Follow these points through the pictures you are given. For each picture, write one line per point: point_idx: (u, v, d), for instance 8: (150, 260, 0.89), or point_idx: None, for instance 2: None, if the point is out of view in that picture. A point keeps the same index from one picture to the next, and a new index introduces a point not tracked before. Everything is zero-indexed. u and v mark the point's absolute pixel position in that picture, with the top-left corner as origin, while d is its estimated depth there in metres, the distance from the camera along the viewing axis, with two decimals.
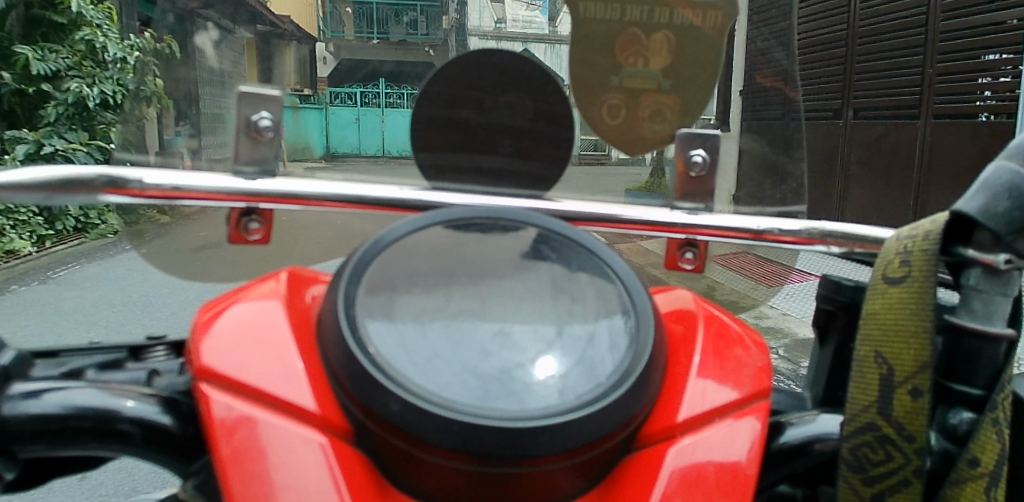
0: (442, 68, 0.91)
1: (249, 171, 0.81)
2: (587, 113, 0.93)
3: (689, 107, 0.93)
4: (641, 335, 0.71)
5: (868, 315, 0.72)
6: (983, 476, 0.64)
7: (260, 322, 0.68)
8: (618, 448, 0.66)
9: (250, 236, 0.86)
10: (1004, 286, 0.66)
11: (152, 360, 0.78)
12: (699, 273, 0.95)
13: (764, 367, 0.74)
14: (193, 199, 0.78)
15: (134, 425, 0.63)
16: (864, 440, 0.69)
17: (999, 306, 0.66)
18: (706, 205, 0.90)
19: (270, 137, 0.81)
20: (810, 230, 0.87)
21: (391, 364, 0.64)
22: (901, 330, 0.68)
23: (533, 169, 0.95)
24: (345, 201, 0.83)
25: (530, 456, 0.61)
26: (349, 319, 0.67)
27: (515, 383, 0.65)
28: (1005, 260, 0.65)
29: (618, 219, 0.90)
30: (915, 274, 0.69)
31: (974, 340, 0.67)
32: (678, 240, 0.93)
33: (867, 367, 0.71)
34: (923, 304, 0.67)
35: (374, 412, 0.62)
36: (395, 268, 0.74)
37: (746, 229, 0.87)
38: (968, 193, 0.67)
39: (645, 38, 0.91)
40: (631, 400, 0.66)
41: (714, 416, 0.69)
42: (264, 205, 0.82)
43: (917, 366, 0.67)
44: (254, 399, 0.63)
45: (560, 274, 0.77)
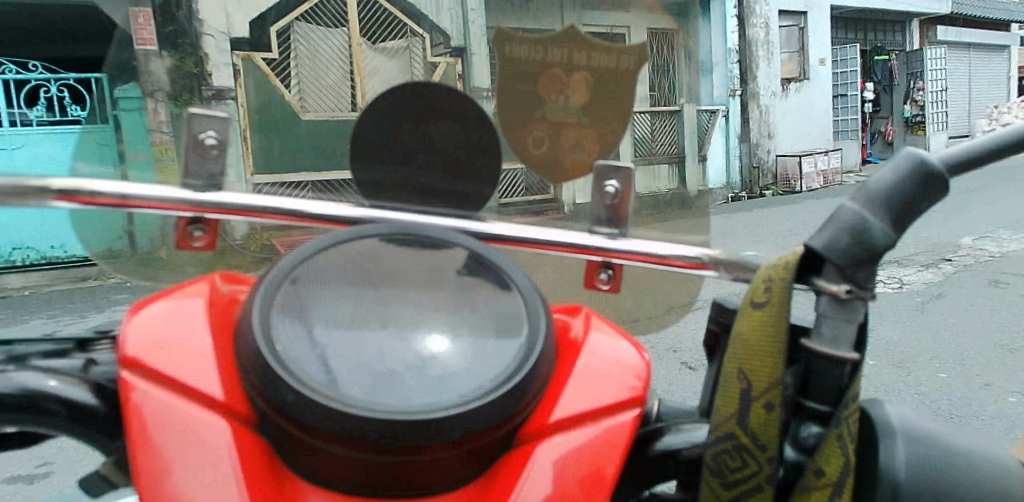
0: (380, 97, 0.99)
1: (196, 184, 0.90)
2: (513, 141, 1.02)
3: (608, 139, 1.02)
4: (529, 344, 0.79)
5: (737, 334, 0.79)
6: (827, 486, 0.71)
7: (181, 316, 0.76)
8: (498, 442, 0.74)
9: (195, 243, 0.94)
10: (849, 312, 0.73)
11: (97, 351, 0.86)
12: (615, 292, 1.02)
13: (643, 380, 0.81)
14: (140, 207, 0.87)
15: (61, 405, 0.71)
16: (723, 447, 0.76)
17: (844, 330, 0.73)
18: (621, 231, 0.97)
19: (215, 154, 0.89)
20: (703, 256, 0.94)
21: (293, 358, 0.72)
22: (759, 348, 0.76)
23: (464, 191, 1.02)
24: (284, 213, 0.93)
25: (408, 445, 0.68)
26: (261, 317, 0.75)
27: (404, 381, 0.72)
28: (847, 289, 0.72)
29: (536, 240, 0.98)
30: (774, 299, 0.76)
31: (824, 363, 0.73)
32: (595, 261, 1.00)
33: (731, 380, 0.78)
34: (779, 326, 0.75)
35: (273, 401, 0.70)
36: (313, 275, 0.82)
37: (651, 253, 0.95)
38: (820, 228, 0.75)
39: (566, 77, 0.99)
40: (508, 401, 0.73)
41: (586, 420, 0.76)
42: (209, 215, 0.90)
43: (769, 382, 0.74)
44: (168, 386, 0.71)
45: (465, 288, 0.85)
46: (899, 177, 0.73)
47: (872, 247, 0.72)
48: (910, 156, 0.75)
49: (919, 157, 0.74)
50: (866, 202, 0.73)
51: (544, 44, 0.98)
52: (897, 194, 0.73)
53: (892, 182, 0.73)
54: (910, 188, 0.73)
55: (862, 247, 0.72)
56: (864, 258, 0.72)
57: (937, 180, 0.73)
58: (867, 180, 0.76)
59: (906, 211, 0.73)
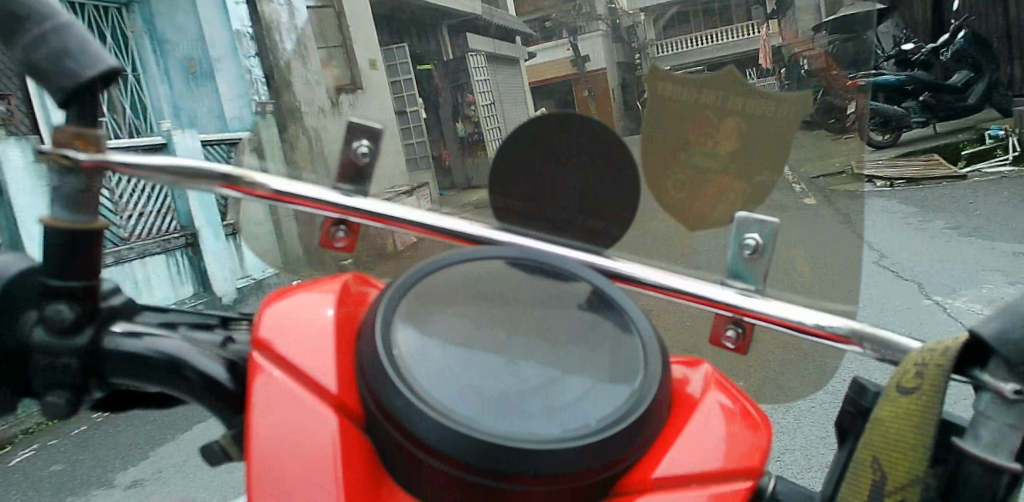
0: (522, 125, 0.98)
1: (346, 187, 0.95)
2: (654, 183, 0.99)
3: (756, 191, 0.97)
4: (642, 392, 0.75)
5: (875, 420, 0.72)
6: None
7: (312, 309, 0.79)
8: (595, 488, 0.71)
9: (336, 242, 0.98)
10: (1015, 416, 0.65)
11: (236, 330, 0.93)
12: (741, 353, 0.95)
13: (760, 450, 0.75)
14: (293, 203, 0.93)
15: (198, 375, 0.77)
16: None
17: (1008, 436, 0.65)
18: (758, 288, 0.93)
19: (366, 163, 0.95)
20: (848, 329, 0.87)
21: (408, 366, 0.73)
22: (900, 440, 0.69)
23: (600, 225, 1.00)
24: (420, 226, 0.95)
25: (505, 473, 0.67)
26: (383, 323, 0.77)
27: (509, 407, 0.72)
28: (1014, 389, 0.64)
29: (663, 285, 0.95)
30: (925, 386, 0.69)
31: (977, 468, 0.65)
32: (724, 316, 0.94)
33: (863, 471, 0.71)
34: (927, 418, 0.67)
35: (382, 405, 0.71)
36: (439, 290, 0.84)
37: (788, 317, 0.89)
38: (990, 315, 0.67)
39: (717, 122, 0.95)
40: (611, 447, 0.70)
41: (694, 482, 0.72)
42: (353, 218, 0.95)
43: (908, 479, 0.67)
44: (291, 373, 0.74)
45: (588, 325, 0.83)
46: None
47: None
48: None
49: None
50: None
51: (698, 86, 0.94)
52: None
53: None
54: None
55: None
56: None
57: None
58: None
59: None
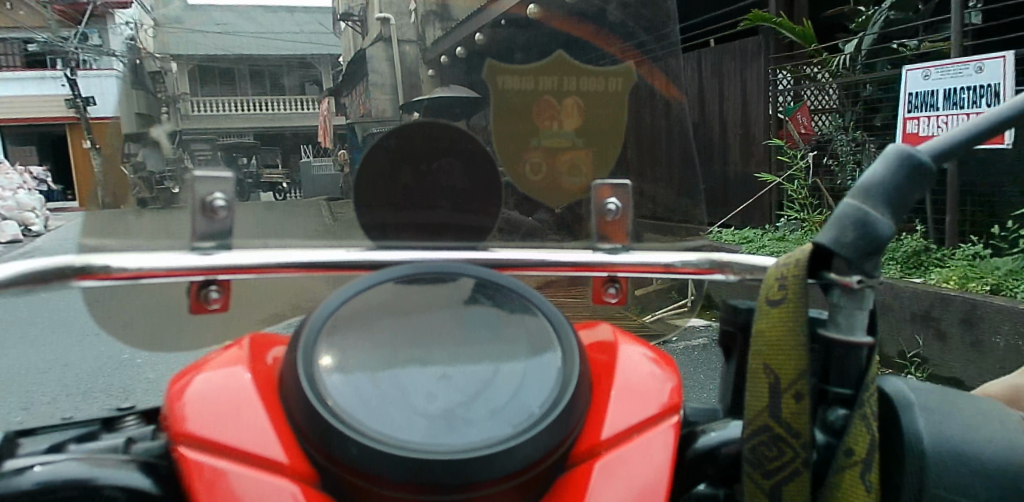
0: (379, 138, 1.01)
1: (206, 245, 0.91)
2: (512, 170, 1.08)
3: (601, 161, 1.09)
4: (566, 369, 0.81)
5: (757, 333, 0.84)
6: (857, 463, 0.77)
7: (230, 386, 0.76)
8: (551, 468, 0.76)
9: (210, 305, 0.93)
10: (859, 301, 0.79)
11: (126, 429, 0.86)
12: (623, 304, 1.09)
13: (674, 387, 0.85)
14: (154, 278, 0.88)
15: (119, 490, 0.71)
16: (760, 439, 0.81)
17: (858, 318, 0.79)
18: (625, 245, 1.03)
19: (224, 216, 0.91)
20: (710, 261, 0.99)
21: (348, 412, 0.73)
22: (781, 345, 0.81)
23: (470, 222, 1.06)
24: (296, 266, 0.94)
25: (472, 482, 0.70)
26: (308, 376, 0.76)
27: (457, 420, 0.74)
28: (857, 280, 0.78)
29: (541, 262, 1.02)
30: (789, 296, 0.81)
31: (842, 349, 0.79)
32: (602, 278, 1.05)
33: (758, 378, 0.82)
34: (797, 321, 0.81)
35: (334, 457, 0.71)
36: (346, 328, 0.83)
37: (656, 263, 1.00)
38: (824, 226, 0.80)
39: (559, 104, 1.09)
40: (557, 426, 0.76)
41: (634, 433, 0.79)
42: (222, 276, 0.91)
43: (796, 373, 0.79)
44: (229, 455, 0.71)
45: (495, 320, 0.87)
46: (891, 171, 0.79)
47: (876, 239, 0.77)
48: (897, 152, 0.81)
49: (905, 152, 0.80)
50: (863, 199, 0.79)
51: (534, 74, 1.08)
52: (890, 187, 0.79)
53: (885, 178, 0.79)
54: (902, 181, 0.79)
55: (867, 240, 0.77)
56: (869, 250, 0.77)
57: (925, 172, 0.79)
58: (860, 178, 0.81)
59: (902, 203, 0.79)
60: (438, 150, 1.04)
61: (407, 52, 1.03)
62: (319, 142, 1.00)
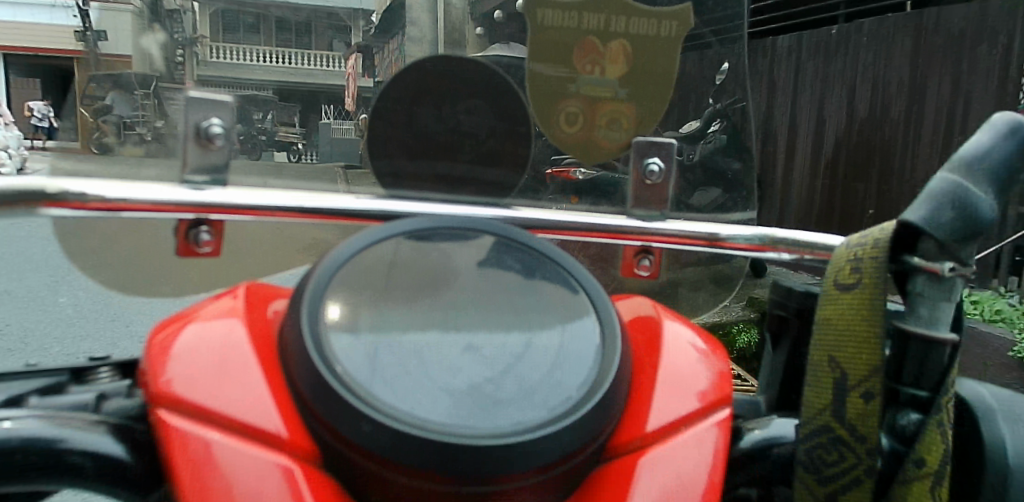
0: (397, 80, 0.90)
1: (199, 180, 0.80)
2: (545, 118, 0.96)
3: (643, 117, 0.98)
4: (607, 347, 0.72)
5: (822, 320, 0.75)
6: (928, 476, 0.68)
7: (223, 343, 0.66)
8: (588, 459, 0.67)
9: (200, 248, 0.82)
10: (946, 291, 0.69)
11: (98, 383, 0.76)
12: (655, 278, 0.99)
13: (723, 375, 0.76)
14: (137, 211, 0.76)
15: (86, 458, 0.61)
16: (819, 441, 0.72)
17: (943, 311, 0.70)
18: (661, 212, 0.94)
19: (220, 145, 0.79)
20: (762, 237, 0.90)
21: (361, 382, 0.63)
22: (851, 335, 0.72)
23: (495, 176, 0.94)
24: (300, 210, 0.83)
25: (502, 473, 0.61)
26: (313, 336, 0.65)
27: (486, 398, 0.64)
28: (949, 269, 0.68)
29: (572, 226, 0.92)
30: (865, 281, 0.72)
31: (921, 345, 0.70)
32: (634, 246, 0.96)
33: (822, 371, 0.74)
34: (873, 310, 0.70)
35: (342, 434, 0.61)
36: (358, 285, 0.72)
37: (701, 234, 0.91)
38: (915, 203, 0.70)
39: (602, 46, 0.95)
40: (598, 413, 0.66)
41: (680, 426, 0.70)
42: (214, 216, 0.80)
43: (869, 370, 0.70)
44: (220, 427, 0.61)
45: (525, 287, 0.77)
46: (1000, 142, 0.69)
47: (976, 220, 0.68)
48: (1007, 121, 0.71)
49: (1016, 122, 0.70)
50: (966, 173, 0.69)
51: (579, 9, 0.94)
52: (996, 161, 0.69)
53: (991, 151, 0.69)
54: (1010, 155, 0.69)
55: (966, 222, 0.67)
56: (967, 233, 0.68)
57: None
58: (959, 149, 0.71)
59: (1006, 182, 0.70)
60: (467, 87, 0.92)
61: (454, 6, 0.96)
62: (342, 105, 0.93)
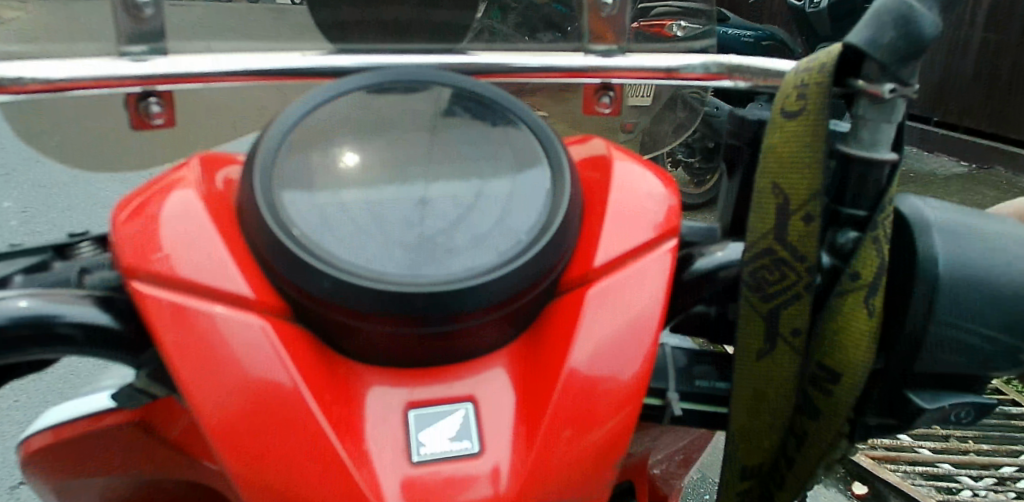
0: None
1: (137, 50, 0.79)
2: None
3: None
4: (557, 188, 0.74)
5: (768, 148, 0.76)
6: (863, 287, 0.72)
7: (182, 215, 0.69)
8: (543, 294, 0.71)
9: (153, 121, 0.83)
10: (887, 112, 0.70)
11: (81, 257, 0.79)
12: (615, 114, 1.00)
13: (673, 207, 0.78)
14: (82, 90, 0.75)
15: (75, 328, 0.66)
16: (761, 263, 0.76)
17: (884, 131, 0.71)
18: (619, 47, 0.93)
19: (151, 15, 0.78)
20: (717, 66, 0.88)
21: (316, 242, 0.66)
22: (794, 161, 0.73)
23: (448, 18, 0.94)
24: (246, 74, 0.83)
25: (458, 314, 0.65)
26: (267, 203, 0.68)
27: (439, 247, 0.68)
28: (890, 89, 0.68)
29: (524, 68, 0.90)
30: (809, 107, 0.72)
31: (861, 166, 0.71)
32: (595, 85, 0.95)
33: (766, 198, 0.76)
34: (816, 134, 0.72)
35: (306, 290, 0.65)
36: (310, 146, 0.73)
37: (658, 67, 0.89)
38: (859, 24, 0.69)
39: None
40: (549, 252, 0.69)
41: (628, 258, 0.73)
42: (161, 86, 0.79)
43: (808, 194, 0.72)
44: (190, 291, 0.65)
45: (477, 137, 0.78)
46: None
47: (918, 40, 0.66)
48: None
49: None
50: None
51: None
52: None
53: None
54: None
55: (908, 42, 0.66)
56: (909, 54, 0.67)
57: None
58: None
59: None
60: None
61: None
62: None
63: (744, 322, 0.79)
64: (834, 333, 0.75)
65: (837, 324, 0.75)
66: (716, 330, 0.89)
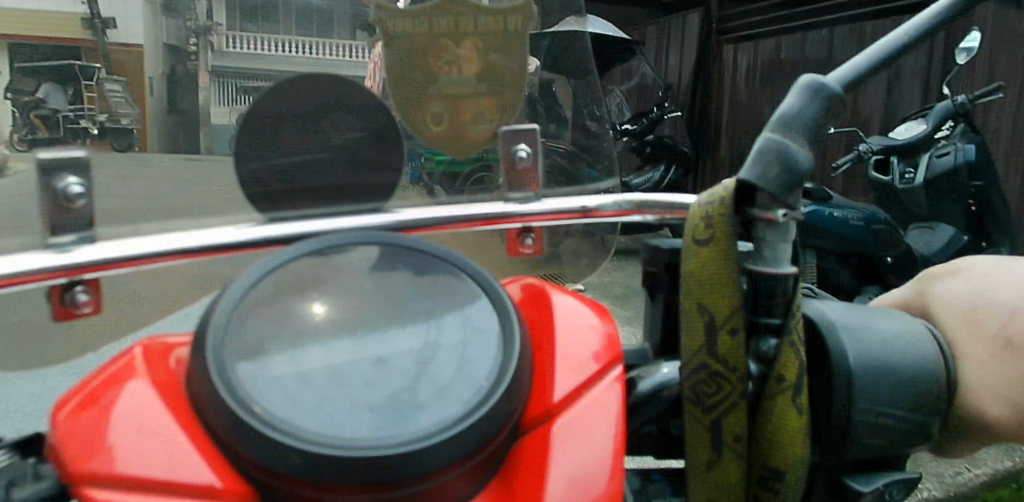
0: (263, 96, 0.88)
1: (65, 241, 0.78)
2: (413, 122, 1.00)
3: (505, 106, 1.04)
4: (507, 332, 0.77)
5: (686, 273, 0.84)
6: (790, 387, 0.80)
7: (133, 407, 0.66)
8: (507, 438, 0.73)
9: (80, 310, 0.80)
10: (781, 231, 0.80)
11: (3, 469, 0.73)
12: (537, 254, 1.06)
13: (612, 336, 0.84)
14: (8, 287, 0.74)
15: None
16: (699, 377, 0.82)
17: (782, 249, 0.81)
18: (535, 193, 1.04)
19: (82, 205, 0.79)
20: (627, 204, 1.02)
21: (281, 417, 0.65)
22: (712, 283, 0.82)
23: (373, 182, 0.96)
24: (183, 252, 0.84)
25: (432, 472, 0.66)
26: (225, 383, 0.67)
27: (405, 406, 0.68)
28: (783, 214, 0.78)
29: (454, 219, 0.98)
30: (717, 234, 0.82)
31: (767, 279, 0.80)
32: (516, 228, 1.03)
33: (693, 317, 0.83)
34: (727, 258, 0.81)
35: (275, 469, 0.64)
36: (256, 315, 0.73)
37: (576, 209, 1.01)
38: (746, 162, 0.80)
39: (455, 47, 0.99)
40: (510, 396, 0.72)
41: (581, 390, 0.77)
42: (87, 275, 0.78)
43: (730, 310, 0.81)
44: (146, 488, 0.61)
45: (420, 287, 0.80)
46: (806, 102, 0.80)
47: (795, 171, 0.78)
48: (809, 83, 0.82)
49: (817, 82, 0.81)
50: (785, 132, 0.80)
51: (427, 16, 0.97)
52: (807, 118, 0.80)
53: (801, 112, 0.80)
54: (817, 112, 0.81)
55: (789, 174, 0.78)
56: (791, 182, 0.78)
57: (836, 101, 0.81)
58: (776, 111, 0.82)
59: (817, 136, 0.81)
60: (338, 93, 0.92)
61: None
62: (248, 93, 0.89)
63: (691, 432, 0.84)
64: (773, 435, 0.81)
65: (772, 424, 0.81)
66: (662, 444, 0.94)
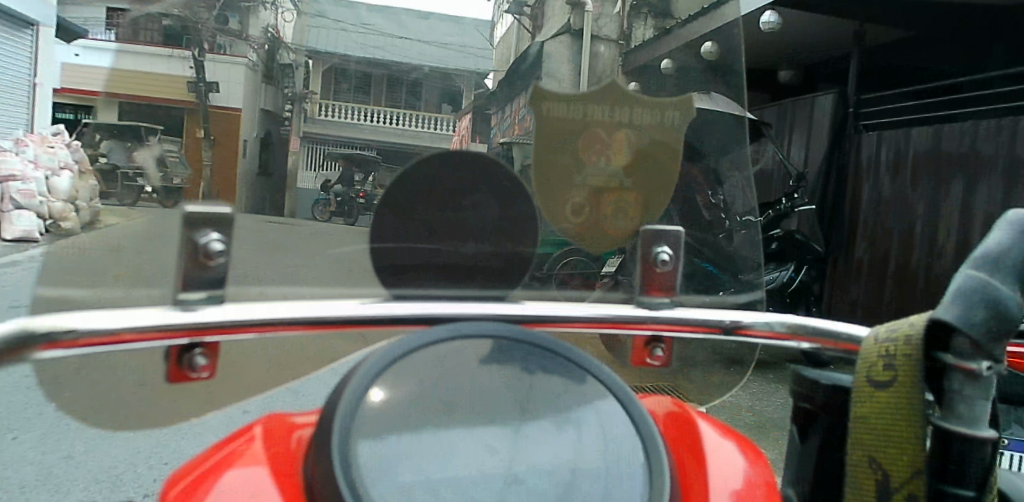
0: (408, 173, 0.82)
1: (195, 298, 0.73)
2: (552, 211, 0.90)
3: (651, 205, 0.95)
4: (652, 466, 0.71)
5: (856, 417, 0.75)
6: None
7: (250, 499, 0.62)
8: None
9: (196, 373, 0.76)
10: (983, 388, 0.69)
11: None
12: (664, 366, 0.98)
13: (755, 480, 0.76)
14: (136, 341, 0.70)
15: None
16: None
17: (981, 409, 0.70)
18: (671, 300, 0.93)
19: (220, 263, 0.73)
20: (786, 326, 0.92)
21: None
22: (891, 435, 0.72)
23: (504, 266, 0.90)
24: (304, 323, 0.78)
25: None
26: (353, 488, 0.62)
27: None
28: (986, 367, 0.68)
29: (585, 317, 0.90)
30: (900, 377, 0.72)
31: (962, 443, 0.70)
32: (646, 336, 0.95)
33: (862, 470, 0.74)
34: (911, 408, 0.70)
35: None
36: (390, 412, 0.68)
37: (719, 323, 0.92)
38: (942, 302, 0.70)
39: (606, 137, 0.92)
40: None
41: None
42: (209, 338, 0.74)
43: (912, 471, 0.71)
44: None
45: (556, 392, 0.75)
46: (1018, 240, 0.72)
47: (1005, 319, 0.68)
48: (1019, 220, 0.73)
49: None
50: (991, 272, 0.70)
51: (583, 101, 0.89)
52: (1017, 258, 0.71)
53: (1009, 251, 0.71)
54: None
55: (997, 320, 0.68)
56: (999, 332, 0.68)
57: None
58: (977, 247, 0.73)
59: None
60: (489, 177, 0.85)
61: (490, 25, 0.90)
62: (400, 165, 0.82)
63: None
64: None
65: None
66: None
